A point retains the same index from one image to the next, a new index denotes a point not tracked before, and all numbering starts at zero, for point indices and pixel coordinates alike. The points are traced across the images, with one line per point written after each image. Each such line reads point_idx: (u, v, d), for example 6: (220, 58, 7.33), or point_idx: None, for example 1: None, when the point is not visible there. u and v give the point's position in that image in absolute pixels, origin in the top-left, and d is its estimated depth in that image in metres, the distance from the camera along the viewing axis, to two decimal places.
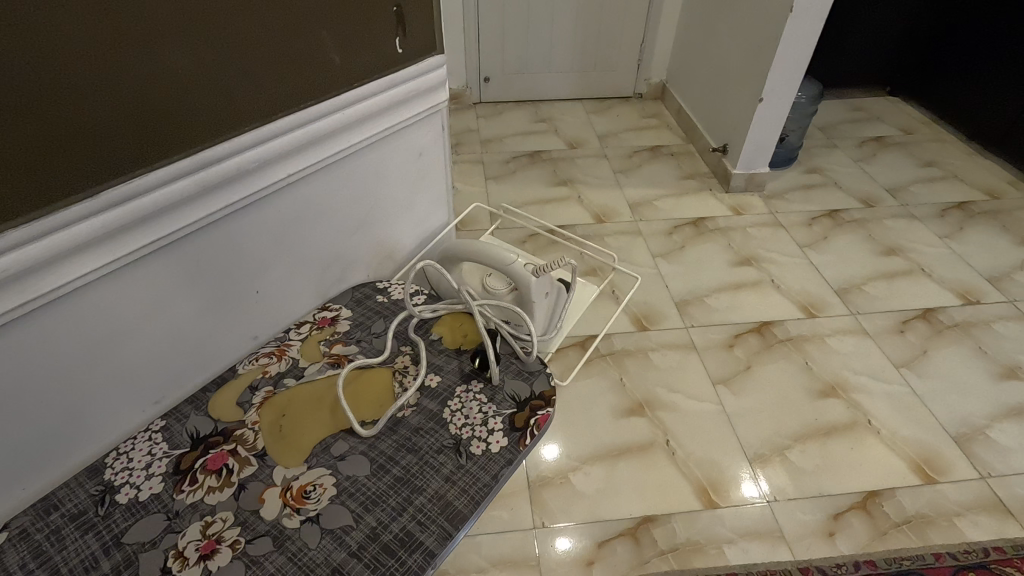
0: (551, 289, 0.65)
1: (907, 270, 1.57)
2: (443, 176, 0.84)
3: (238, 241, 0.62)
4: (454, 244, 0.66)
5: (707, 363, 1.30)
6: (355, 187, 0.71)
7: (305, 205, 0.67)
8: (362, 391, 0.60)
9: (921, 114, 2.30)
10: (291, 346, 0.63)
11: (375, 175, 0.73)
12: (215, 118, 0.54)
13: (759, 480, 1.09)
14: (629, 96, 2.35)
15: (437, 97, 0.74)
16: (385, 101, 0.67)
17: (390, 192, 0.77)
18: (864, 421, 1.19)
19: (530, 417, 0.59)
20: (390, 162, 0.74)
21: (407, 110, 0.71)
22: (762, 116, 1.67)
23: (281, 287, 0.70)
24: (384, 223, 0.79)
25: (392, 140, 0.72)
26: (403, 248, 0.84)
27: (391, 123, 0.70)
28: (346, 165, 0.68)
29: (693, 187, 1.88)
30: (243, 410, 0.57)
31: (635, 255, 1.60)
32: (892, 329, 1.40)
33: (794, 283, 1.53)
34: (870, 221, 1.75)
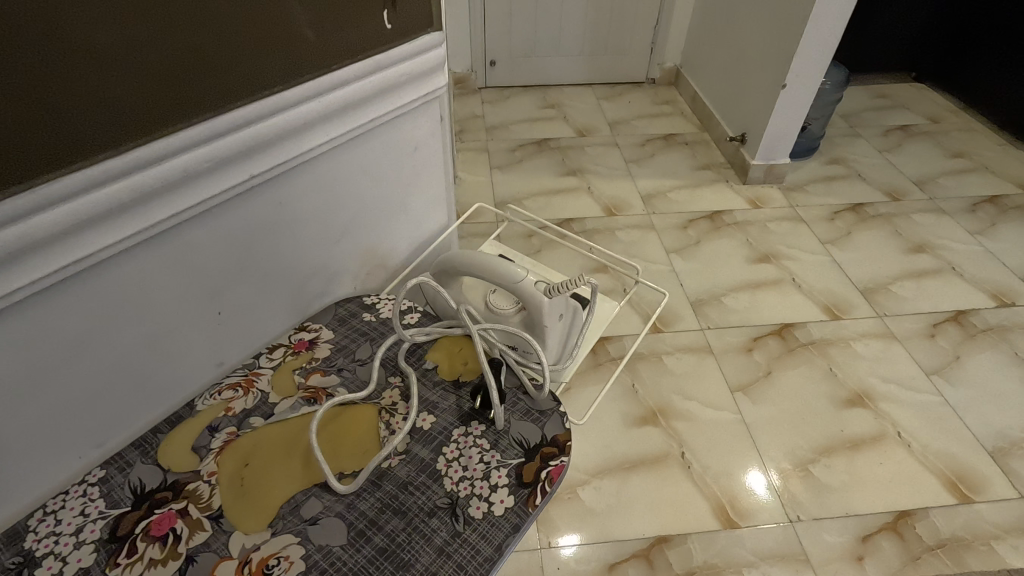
0: (565, 312, 0.56)
1: (937, 269, 1.48)
2: (440, 174, 0.75)
3: (197, 255, 0.52)
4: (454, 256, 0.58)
5: (725, 368, 1.22)
6: (337, 189, 0.62)
7: (278, 210, 0.57)
8: (342, 433, 0.48)
9: (948, 102, 2.19)
10: (261, 376, 0.51)
11: (361, 172, 0.64)
12: (160, 104, 0.44)
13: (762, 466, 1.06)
14: (641, 81, 2.25)
15: (433, 82, 0.65)
16: (373, 86, 0.58)
17: (380, 192, 0.68)
18: (893, 434, 1.12)
19: (542, 468, 0.46)
20: (378, 158, 0.65)
21: (399, 97, 0.62)
22: (785, 103, 1.57)
23: (252, 305, 0.60)
24: (371, 228, 0.69)
25: (380, 132, 0.63)
26: (393, 256, 0.75)
27: (379, 113, 0.60)
28: (325, 161, 0.59)
29: (709, 178, 1.78)
30: (199, 459, 0.46)
31: (647, 251, 1.51)
32: (922, 333, 1.32)
33: (817, 282, 1.44)
34: (896, 215, 1.65)
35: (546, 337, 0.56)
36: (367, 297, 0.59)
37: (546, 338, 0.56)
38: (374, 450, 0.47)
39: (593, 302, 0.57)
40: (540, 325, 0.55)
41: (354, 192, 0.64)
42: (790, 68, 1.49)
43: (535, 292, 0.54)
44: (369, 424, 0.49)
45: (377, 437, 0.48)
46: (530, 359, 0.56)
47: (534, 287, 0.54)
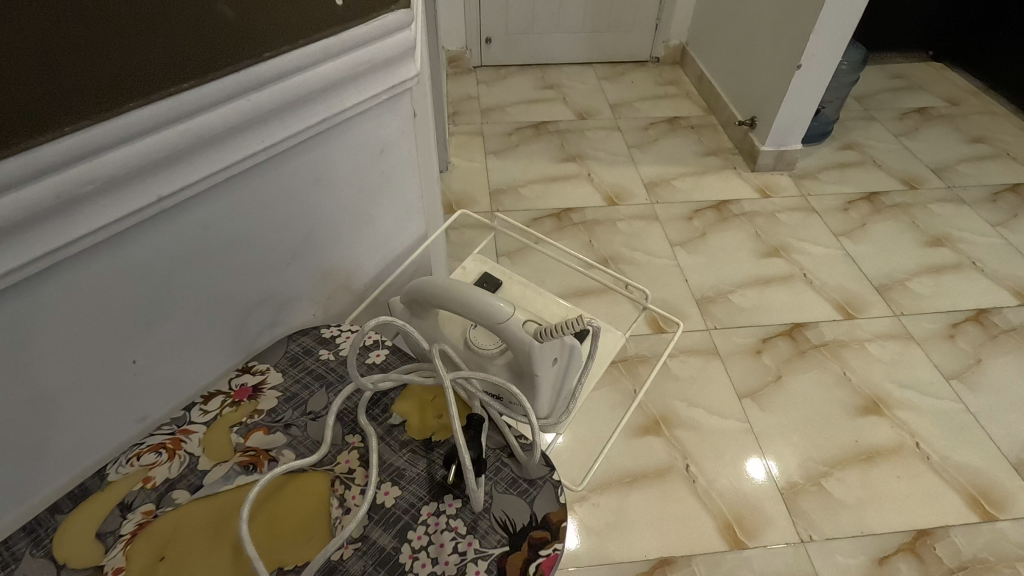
0: (560, 355, 0.49)
1: (956, 264, 1.40)
2: (411, 180, 0.66)
3: (95, 298, 0.42)
4: (432, 283, 0.50)
5: (732, 372, 1.15)
6: (283, 205, 0.52)
7: (204, 234, 0.47)
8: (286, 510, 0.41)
9: (967, 83, 2.08)
10: (190, 437, 0.44)
11: (314, 184, 0.54)
12: (14, 104, 0.32)
13: (768, 459, 1.02)
14: (644, 60, 2.14)
15: (401, 71, 0.55)
16: (324, 77, 0.47)
17: (336, 205, 0.58)
18: (911, 444, 1.05)
19: (530, 561, 0.39)
20: (333, 166, 0.55)
21: (357, 91, 0.51)
22: (799, 84, 1.47)
23: (181, 348, 0.51)
24: (326, 244, 0.60)
25: (333, 134, 0.53)
26: (356, 272, 0.66)
27: (333, 111, 0.50)
28: (265, 173, 0.49)
29: (716, 164, 1.69)
30: (106, 548, 0.39)
31: (650, 244, 1.43)
32: (941, 334, 1.24)
33: (829, 278, 1.36)
34: (913, 205, 1.57)
35: (536, 384, 0.49)
36: (325, 334, 0.52)
37: (536, 386, 0.49)
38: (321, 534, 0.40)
39: (593, 346, 0.50)
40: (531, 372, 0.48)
41: (303, 208, 0.55)
42: (806, 48, 1.39)
43: (525, 336, 0.46)
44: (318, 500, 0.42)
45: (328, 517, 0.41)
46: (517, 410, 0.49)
47: (525, 329, 0.47)
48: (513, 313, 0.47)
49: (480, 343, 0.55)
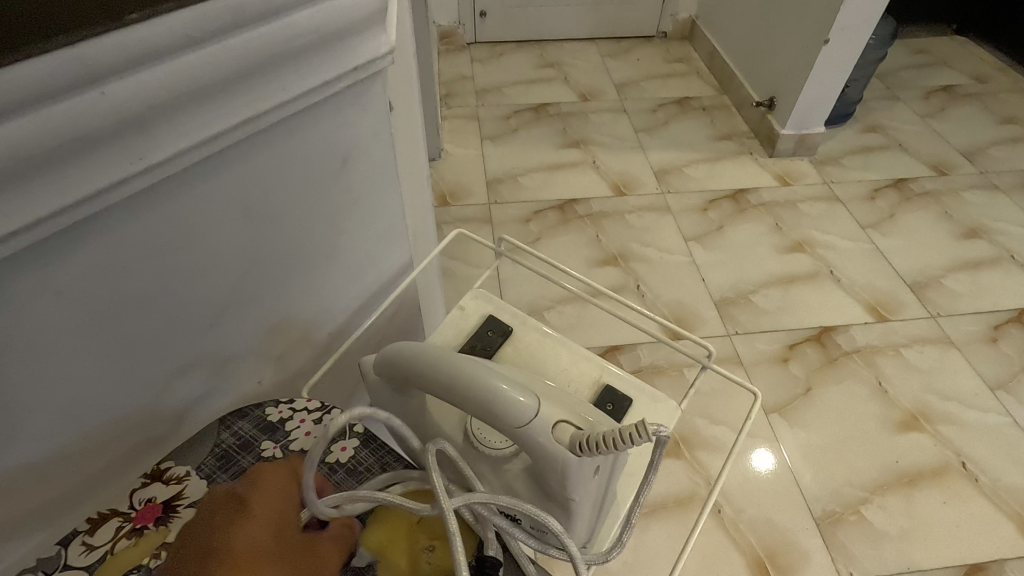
0: (605, 464, 0.38)
1: (994, 258, 1.29)
2: (387, 195, 0.52)
3: None
4: (433, 364, 0.38)
5: (757, 384, 1.04)
6: (197, 245, 0.39)
7: (61, 302, 0.33)
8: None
9: (994, 58, 1.96)
10: None
11: (244, 213, 0.40)
12: None
13: (780, 449, 0.96)
14: (650, 35, 1.99)
15: (364, 51, 0.40)
16: (241, 58, 0.32)
17: (279, 236, 0.44)
18: (957, 464, 0.95)
19: None
20: (269, 186, 0.41)
21: (297, 79, 0.36)
22: (826, 62, 1.34)
23: (61, 440, 0.38)
24: (266, 285, 0.46)
25: (265, 141, 0.39)
26: (315, 312, 0.52)
27: (259, 110, 0.35)
28: (163, 203, 0.35)
29: (731, 149, 1.56)
30: None
31: (663, 238, 1.31)
32: (982, 337, 1.14)
33: (858, 275, 1.25)
34: (944, 193, 1.45)
35: (572, 501, 0.38)
36: (275, 424, 0.42)
37: (569, 503, 0.38)
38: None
39: (655, 454, 0.37)
40: (565, 488, 0.37)
41: (230, 245, 0.41)
42: (835, 21, 1.25)
43: (557, 446, 0.35)
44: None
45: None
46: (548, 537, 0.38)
47: (557, 436, 0.35)
48: (541, 413, 0.36)
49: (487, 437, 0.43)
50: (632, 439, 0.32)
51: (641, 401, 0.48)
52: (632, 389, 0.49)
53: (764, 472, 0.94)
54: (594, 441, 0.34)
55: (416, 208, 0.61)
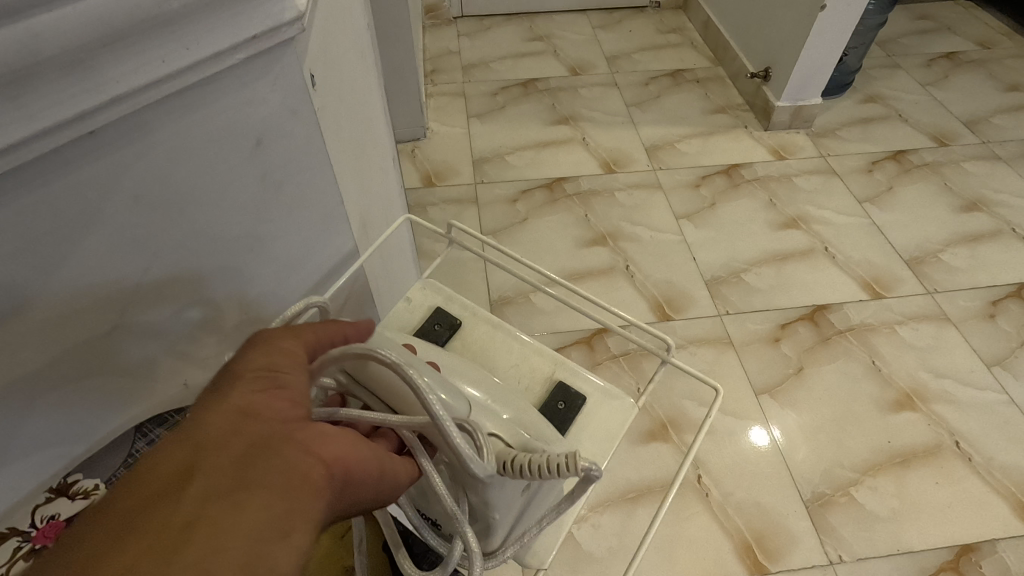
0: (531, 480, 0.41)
1: (994, 231, 1.26)
2: (323, 178, 0.46)
3: None
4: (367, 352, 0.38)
5: (748, 365, 1.02)
6: (87, 242, 0.33)
7: None
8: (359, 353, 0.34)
9: (999, 23, 1.89)
10: None
11: (137, 204, 0.34)
12: None
13: (772, 426, 0.95)
14: (644, 5, 1.92)
15: (266, 14, 0.33)
16: (90, 23, 0.26)
17: (191, 229, 0.38)
18: (950, 444, 0.93)
19: None
20: (165, 173, 0.35)
21: (178, 49, 0.30)
22: (823, 28, 1.28)
23: None
24: (185, 283, 0.41)
25: (155, 123, 0.32)
26: (248, 308, 0.47)
27: (127, 88, 0.29)
28: (16, 198, 0.29)
29: (725, 123, 1.52)
30: None
31: (653, 216, 1.27)
32: (980, 313, 1.11)
33: (853, 251, 1.22)
34: (944, 164, 1.41)
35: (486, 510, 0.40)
36: None
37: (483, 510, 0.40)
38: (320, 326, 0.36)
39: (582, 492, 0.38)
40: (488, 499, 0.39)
41: (130, 240, 0.35)
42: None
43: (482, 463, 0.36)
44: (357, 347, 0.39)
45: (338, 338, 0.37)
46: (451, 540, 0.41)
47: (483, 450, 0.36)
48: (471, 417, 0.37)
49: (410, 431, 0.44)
50: (562, 470, 0.34)
51: (596, 398, 0.49)
52: (588, 387, 0.49)
53: (752, 453, 0.92)
54: (517, 465, 0.35)
55: (362, 189, 0.56)
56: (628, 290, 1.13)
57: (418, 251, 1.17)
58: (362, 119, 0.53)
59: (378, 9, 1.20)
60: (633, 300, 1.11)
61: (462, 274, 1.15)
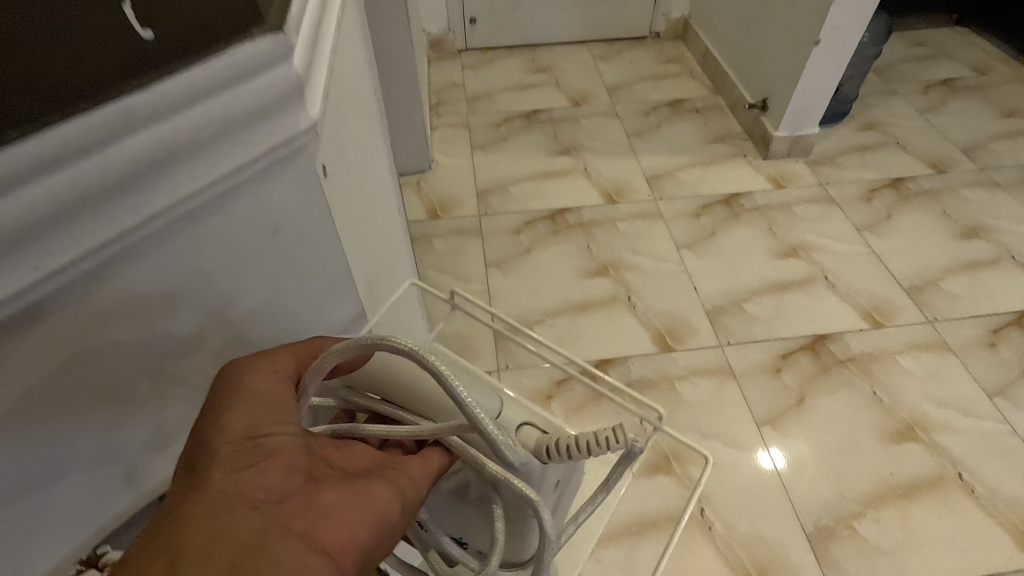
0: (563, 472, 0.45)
1: (994, 258, 1.27)
2: (331, 254, 0.47)
3: None
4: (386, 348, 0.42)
5: (750, 395, 1.03)
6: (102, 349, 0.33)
7: None
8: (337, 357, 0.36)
9: (994, 49, 1.93)
10: None
11: (150, 306, 0.34)
12: None
13: (773, 448, 0.97)
14: (644, 36, 1.97)
15: (285, 125, 0.33)
16: (122, 166, 0.26)
17: (203, 321, 0.39)
18: (953, 475, 0.94)
19: None
20: (178, 272, 0.35)
21: (206, 170, 0.30)
22: (818, 61, 1.31)
23: None
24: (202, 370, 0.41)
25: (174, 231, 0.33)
26: None
27: (156, 214, 0.29)
28: (39, 323, 0.29)
29: (724, 152, 1.54)
30: None
31: (655, 246, 1.30)
32: (981, 341, 1.12)
33: (853, 279, 1.23)
34: (942, 191, 1.43)
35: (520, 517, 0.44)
36: None
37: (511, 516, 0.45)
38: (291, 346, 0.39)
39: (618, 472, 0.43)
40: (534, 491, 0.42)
41: (147, 339, 0.35)
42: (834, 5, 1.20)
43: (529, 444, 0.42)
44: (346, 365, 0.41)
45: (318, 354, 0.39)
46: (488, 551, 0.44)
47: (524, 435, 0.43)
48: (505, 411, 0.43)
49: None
50: (608, 444, 0.39)
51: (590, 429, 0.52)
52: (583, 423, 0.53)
53: (755, 485, 0.93)
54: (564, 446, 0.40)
55: (367, 253, 0.58)
56: (630, 321, 1.15)
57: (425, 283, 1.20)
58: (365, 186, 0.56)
59: (385, 50, 1.24)
60: (635, 330, 1.13)
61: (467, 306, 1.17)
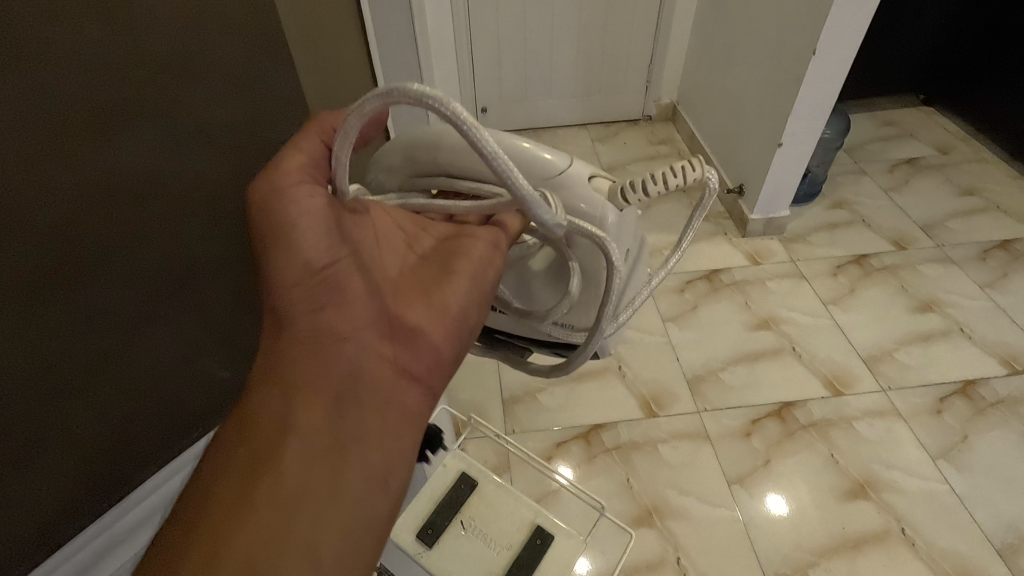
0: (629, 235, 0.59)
1: (945, 330, 1.44)
2: None
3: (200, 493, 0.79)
4: (442, 149, 0.57)
5: (722, 457, 1.20)
6: None
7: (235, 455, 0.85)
8: (339, 158, 0.46)
9: (958, 128, 2.13)
10: None
11: None
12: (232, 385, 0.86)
13: (740, 504, 1.13)
14: (637, 118, 2.21)
15: None
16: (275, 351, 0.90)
17: None
18: (897, 530, 1.10)
19: None
20: None
21: None
22: (782, 159, 1.52)
23: None
24: None
25: None
26: None
27: None
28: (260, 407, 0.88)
29: (707, 230, 1.74)
30: None
31: (643, 320, 1.48)
32: (929, 409, 1.27)
33: (819, 350, 1.40)
34: (902, 267, 1.60)
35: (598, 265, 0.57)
36: None
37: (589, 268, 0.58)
38: (302, 144, 0.48)
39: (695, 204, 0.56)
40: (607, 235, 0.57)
41: None
42: (797, 96, 1.39)
43: (597, 194, 0.55)
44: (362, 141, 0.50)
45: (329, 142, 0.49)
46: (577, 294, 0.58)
47: (594, 187, 0.56)
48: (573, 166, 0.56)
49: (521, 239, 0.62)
50: (677, 175, 0.52)
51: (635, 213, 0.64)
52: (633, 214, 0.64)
53: (726, 537, 1.09)
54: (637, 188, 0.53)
55: None
56: (621, 388, 1.32)
57: None
58: None
59: None
60: (626, 396, 1.30)
61: (479, 376, 1.35)
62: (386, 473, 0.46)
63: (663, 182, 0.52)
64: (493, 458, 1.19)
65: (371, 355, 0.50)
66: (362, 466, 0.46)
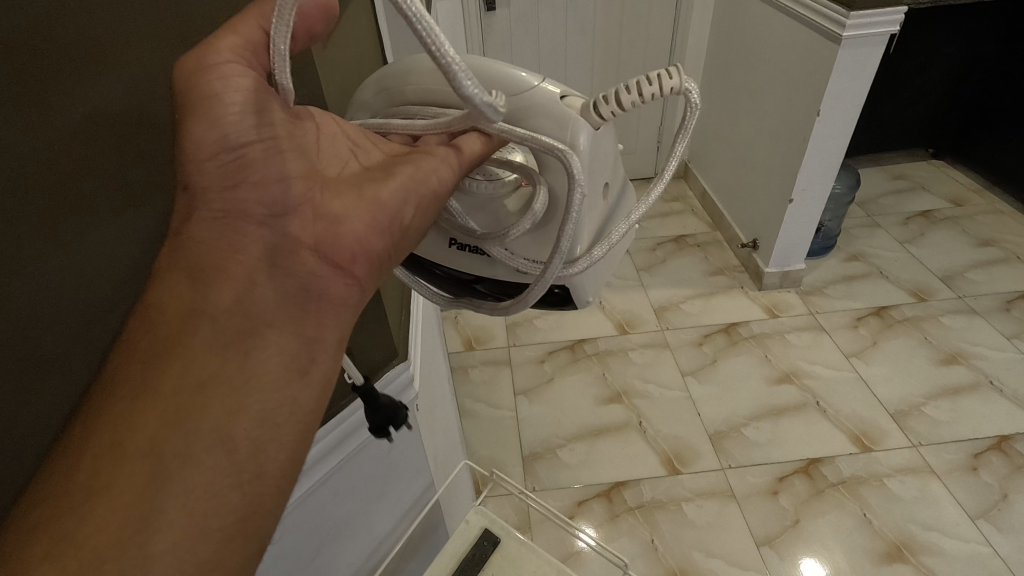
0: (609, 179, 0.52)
1: (973, 384, 1.41)
2: (418, 454, 0.76)
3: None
4: (410, 68, 0.49)
5: (750, 518, 1.16)
6: None
7: None
8: (277, 45, 0.38)
9: (970, 180, 2.15)
10: None
11: None
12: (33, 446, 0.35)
13: (772, 567, 1.09)
14: (650, 176, 2.27)
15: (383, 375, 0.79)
16: None
17: None
18: None
19: None
20: None
21: None
22: (794, 214, 1.56)
23: None
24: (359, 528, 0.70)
25: None
26: (372, 538, 0.73)
27: None
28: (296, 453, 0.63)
29: (723, 284, 1.76)
30: None
31: (663, 374, 1.47)
32: (964, 466, 1.23)
33: (843, 405, 1.37)
34: (923, 319, 1.59)
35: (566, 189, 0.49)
36: None
37: (558, 195, 0.50)
38: (235, 22, 0.40)
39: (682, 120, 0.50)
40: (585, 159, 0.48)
41: None
42: (806, 154, 1.43)
43: (569, 109, 0.46)
44: (304, 32, 0.42)
45: (267, 27, 0.41)
46: (537, 222, 0.50)
47: (566, 105, 0.46)
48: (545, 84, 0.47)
49: (490, 172, 0.52)
50: (660, 79, 0.45)
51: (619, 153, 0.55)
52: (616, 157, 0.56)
53: None
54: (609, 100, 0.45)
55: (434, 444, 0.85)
56: (642, 445, 1.30)
57: (462, 411, 1.40)
58: (433, 393, 0.86)
59: None
60: (648, 454, 1.29)
61: (500, 432, 1.35)
62: (308, 358, 0.39)
63: (638, 92, 0.44)
64: (514, 516, 1.18)
65: (289, 239, 0.42)
66: (279, 350, 0.38)
